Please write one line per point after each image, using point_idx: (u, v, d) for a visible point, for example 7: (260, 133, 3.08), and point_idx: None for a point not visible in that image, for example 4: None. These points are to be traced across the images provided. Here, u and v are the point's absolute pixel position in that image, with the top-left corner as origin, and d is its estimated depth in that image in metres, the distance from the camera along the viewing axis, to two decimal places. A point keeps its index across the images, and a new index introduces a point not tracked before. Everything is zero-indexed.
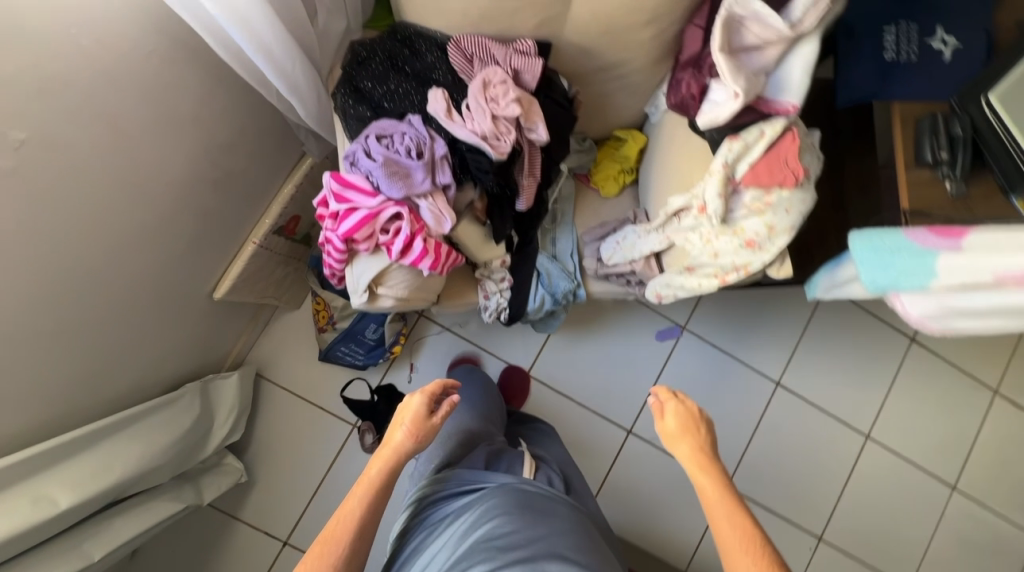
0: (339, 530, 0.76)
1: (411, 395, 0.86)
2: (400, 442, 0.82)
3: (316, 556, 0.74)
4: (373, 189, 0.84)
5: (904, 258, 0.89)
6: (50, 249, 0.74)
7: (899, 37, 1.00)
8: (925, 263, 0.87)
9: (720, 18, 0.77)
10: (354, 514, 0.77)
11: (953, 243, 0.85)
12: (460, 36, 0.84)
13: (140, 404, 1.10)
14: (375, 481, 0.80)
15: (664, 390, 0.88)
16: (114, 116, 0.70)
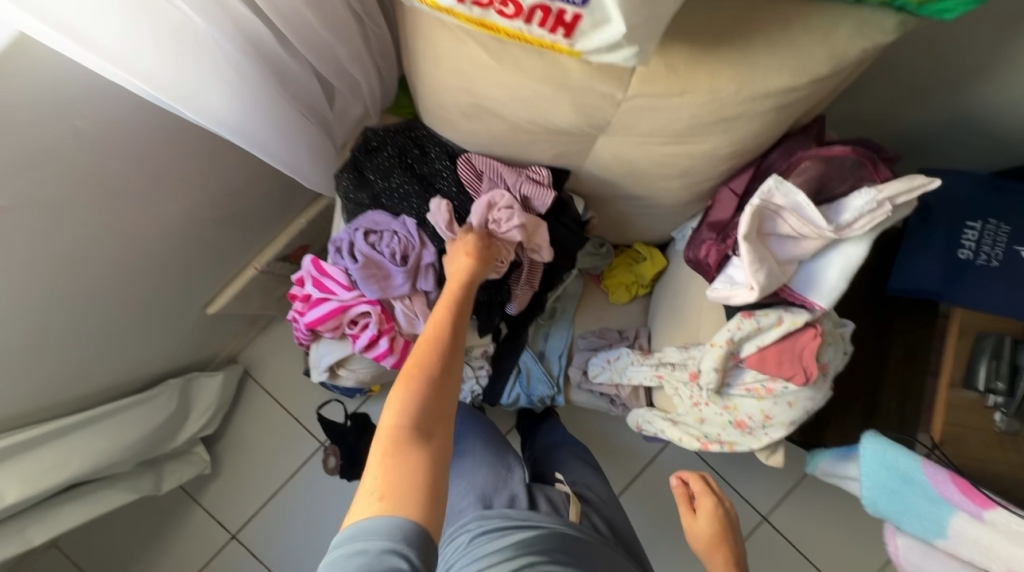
0: (429, 344, 0.65)
1: (464, 229, 0.78)
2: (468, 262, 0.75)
3: (410, 381, 0.61)
4: (348, 283, 0.82)
5: (914, 495, 0.76)
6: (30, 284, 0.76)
7: (983, 235, 0.85)
8: (934, 513, 0.75)
9: (751, 205, 0.68)
10: (445, 325, 0.67)
11: (975, 509, 0.72)
12: (474, 152, 0.78)
13: (114, 403, 1.16)
14: (452, 294, 0.72)
15: (696, 477, 0.78)
16: (106, 178, 0.71)
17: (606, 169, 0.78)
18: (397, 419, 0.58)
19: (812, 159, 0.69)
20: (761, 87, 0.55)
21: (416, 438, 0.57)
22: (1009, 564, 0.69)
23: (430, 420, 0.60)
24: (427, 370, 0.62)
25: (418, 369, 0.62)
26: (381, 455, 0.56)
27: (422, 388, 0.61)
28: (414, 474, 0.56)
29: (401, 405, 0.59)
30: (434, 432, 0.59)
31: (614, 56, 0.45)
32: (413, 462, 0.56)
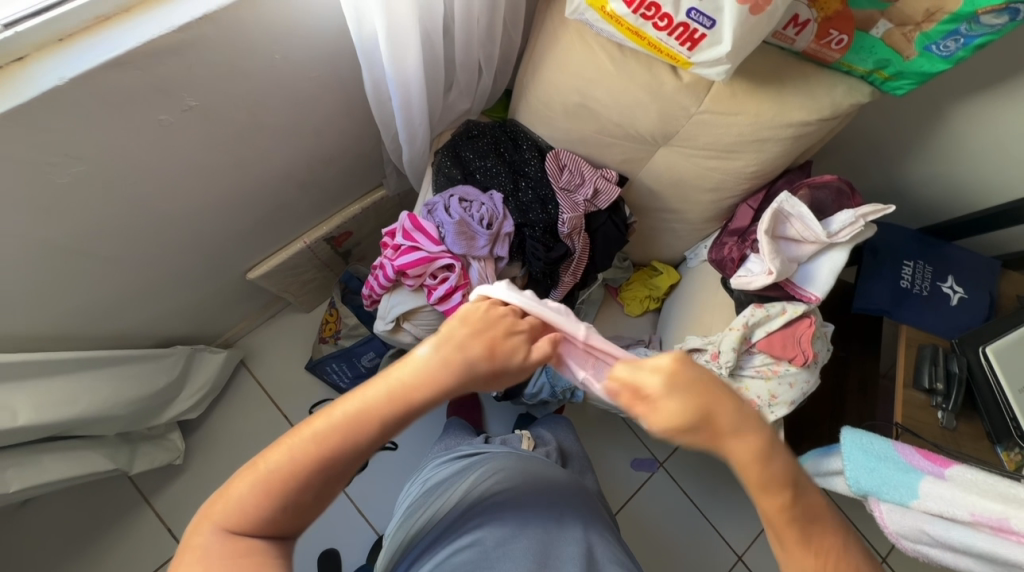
0: (316, 445, 0.52)
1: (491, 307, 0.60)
2: (464, 363, 0.55)
3: (304, 441, 0.52)
4: (438, 238, 0.94)
5: (890, 468, 0.91)
6: (150, 193, 0.83)
7: (915, 272, 1.14)
8: (910, 481, 0.89)
9: (771, 209, 0.91)
10: (378, 397, 0.53)
11: (937, 470, 0.88)
12: (561, 149, 0.98)
13: (128, 350, 1.13)
14: (389, 391, 0.54)
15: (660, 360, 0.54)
16: (261, 113, 0.84)
17: (656, 179, 1.00)
18: (237, 520, 0.51)
19: (807, 186, 0.96)
20: (789, 117, 0.81)
21: (253, 553, 0.51)
22: (973, 509, 0.82)
23: (289, 515, 0.53)
24: (302, 472, 0.51)
25: (287, 470, 0.51)
26: (201, 558, 0.50)
27: (286, 483, 0.51)
28: (263, 523, 0.51)
29: (244, 510, 0.51)
30: (285, 532, 0.53)
31: (712, 69, 0.70)
32: (265, 517, 0.51)
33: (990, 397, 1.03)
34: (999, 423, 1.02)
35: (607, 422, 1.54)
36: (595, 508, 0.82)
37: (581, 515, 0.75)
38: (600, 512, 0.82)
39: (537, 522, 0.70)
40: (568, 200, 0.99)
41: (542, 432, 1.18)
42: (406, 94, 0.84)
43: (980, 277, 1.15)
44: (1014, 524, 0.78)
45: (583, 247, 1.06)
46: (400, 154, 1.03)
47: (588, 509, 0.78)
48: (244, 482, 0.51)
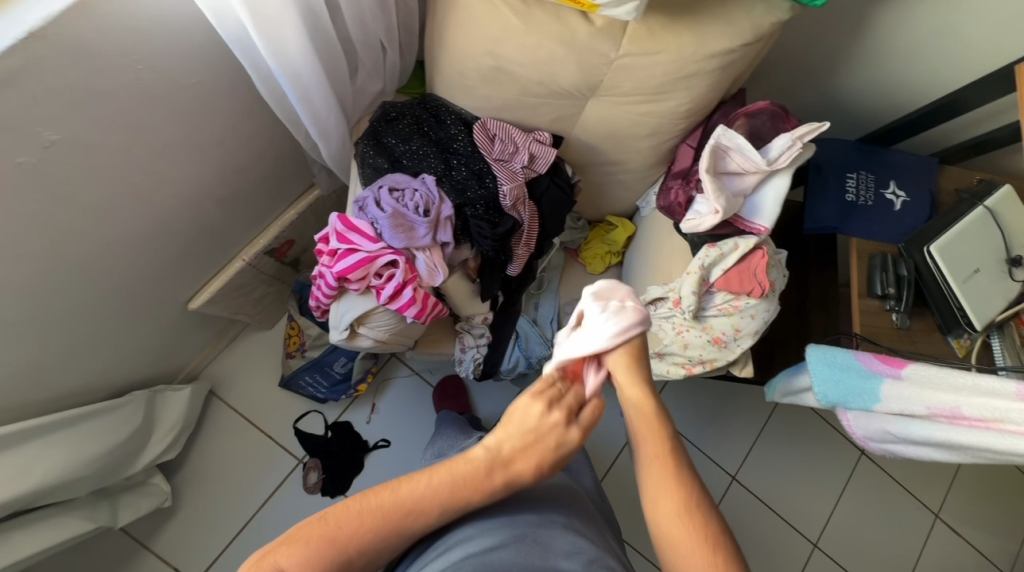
0: (380, 519, 0.58)
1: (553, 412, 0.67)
2: (511, 459, 0.64)
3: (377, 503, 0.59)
4: (375, 235, 0.88)
5: (853, 378, 0.93)
6: (42, 245, 0.75)
7: (859, 183, 1.15)
8: (872, 388, 0.93)
9: (709, 146, 0.89)
10: (456, 480, 0.62)
11: (895, 372, 0.90)
12: (487, 118, 0.92)
13: (73, 409, 1.05)
14: (452, 483, 0.61)
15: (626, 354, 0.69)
16: (144, 134, 0.75)
17: (590, 134, 0.96)
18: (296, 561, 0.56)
19: (744, 116, 0.93)
20: (712, 48, 0.77)
21: None
22: (929, 404, 0.85)
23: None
24: (365, 536, 0.57)
25: (351, 532, 0.57)
26: None
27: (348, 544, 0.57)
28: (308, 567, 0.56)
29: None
30: None
31: (619, 9, 0.65)
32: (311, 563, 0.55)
33: (937, 291, 1.08)
34: (949, 315, 1.08)
35: None
36: (590, 516, 0.78)
37: (579, 528, 0.71)
38: (596, 520, 0.79)
39: (527, 530, 0.67)
40: (505, 171, 0.94)
41: None
42: (303, 88, 0.77)
43: (920, 177, 1.17)
44: (966, 412, 0.81)
45: (531, 216, 1.02)
46: (317, 150, 0.95)
47: (582, 517, 0.75)
48: (313, 529, 0.57)
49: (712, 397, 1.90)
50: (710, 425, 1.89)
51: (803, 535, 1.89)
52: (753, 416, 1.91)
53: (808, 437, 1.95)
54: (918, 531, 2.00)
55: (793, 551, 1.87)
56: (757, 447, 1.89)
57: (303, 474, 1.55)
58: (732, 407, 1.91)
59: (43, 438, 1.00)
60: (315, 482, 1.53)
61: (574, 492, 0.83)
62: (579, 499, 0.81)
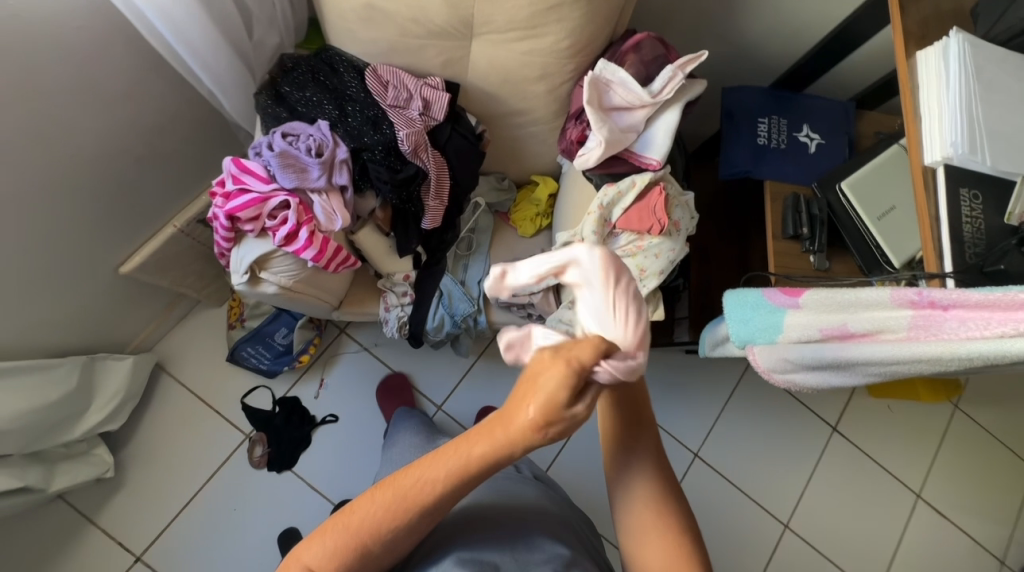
0: (394, 507, 0.58)
1: (554, 371, 0.48)
2: (519, 437, 0.52)
3: (394, 499, 0.58)
4: (269, 177, 0.92)
5: (761, 315, 0.85)
6: None
7: (771, 127, 1.16)
8: (774, 321, 0.85)
9: (590, 78, 0.92)
10: (467, 467, 0.56)
11: (793, 301, 0.83)
12: (378, 64, 0.96)
13: (9, 361, 1.13)
14: (460, 462, 0.56)
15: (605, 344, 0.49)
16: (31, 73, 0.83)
17: (482, 78, 0.99)
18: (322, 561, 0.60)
19: (631, 53, 0.94)
20: None
21: None
22: (822, 326, 0.80)
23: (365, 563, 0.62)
24: (381, 532, 0.59)
25: (369, 526, 0.59)
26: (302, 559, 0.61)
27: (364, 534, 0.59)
28: (335, 556, 0.60)
29: (324, 559, 0.60)
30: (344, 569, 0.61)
31: None
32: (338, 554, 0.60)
33: (852, 228, 1.06)
34: (868, 255, 1.04)
35: None
36: (568, 523, 0.83)
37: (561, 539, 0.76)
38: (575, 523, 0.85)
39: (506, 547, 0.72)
40: (401, 117, 0.97)
41: None
42: (178, 29, 0.81)
43: (836, 120, 1.17)
44: (854, 327, 0.78)
45: (435, 164, 1.03)
46: (220, 103, 1.00)
47: (559, 522, 0.80)
48: (339, 524, 0.61)
49: (673, 373, 1.83)
50: (674, 402, 1.82)
51: (774, 517, 1.78)
52: (718, 392, 1.84)
53: (778, 414, 1.86)
54: (902, 514, 1.87)
55: (762, 534, 1.76)
56: (719, 421, 1.82)
57: (249, 448, 1.53)
58: (695, 383, 1.84)
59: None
60: (260, 457, 1.52)
61: (550, 498, 0.87)
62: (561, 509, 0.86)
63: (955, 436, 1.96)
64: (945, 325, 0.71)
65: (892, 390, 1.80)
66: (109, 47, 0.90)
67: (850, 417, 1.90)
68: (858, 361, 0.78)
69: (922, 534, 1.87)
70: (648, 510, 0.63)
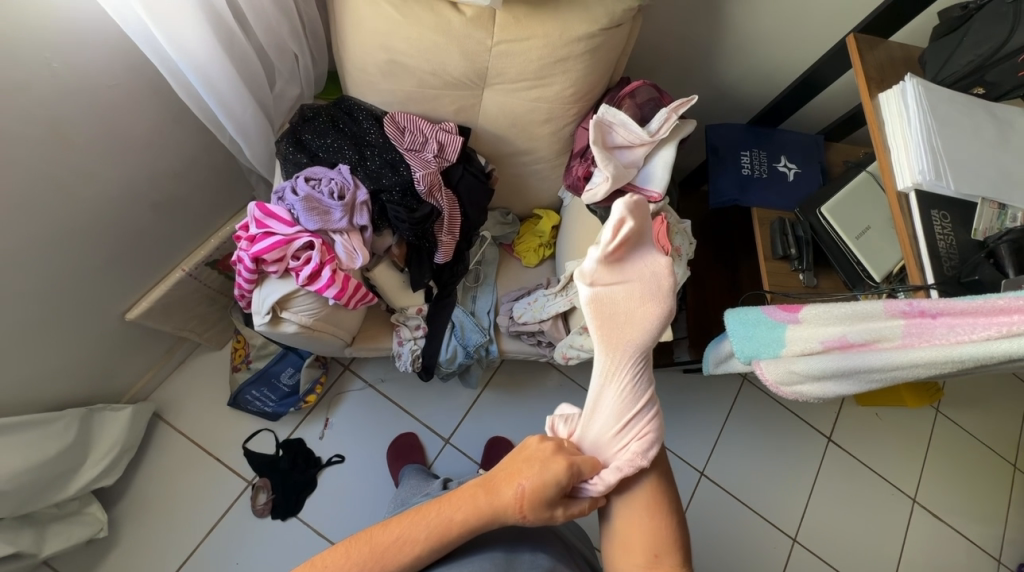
0: (374, 557, 0.65)
1: (552, 466, 0.70)
2: (501, 511, 0.69)
3: (372, 555, 0.65)
4: (292, 220, 0.95)
5: (762, 329, 0.93)
6: None
7: (753, 159, 1.27)
8: (777, 336, 0.92)
9: (594, 120, 1.01)
10: (447, 530, 0.67)
11: (793, 316, 0.91)
12: (395, 112, 1.03)
13: (5, 418, 1.08)
14: (443, 525, 0.67)
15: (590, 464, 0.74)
16: (63, 125, 0.86)
17: (492, 122, 1.07)
18: None
19: (627, 98, 1.05)
20: (573, 32, 0.93)
21: None
22: (823, 338, 0.87)
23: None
24: None
25: None
26: None
27: None
28: None
29: None
30: None
31: None
32: None
33: (834, 247, 1.15)
34: (850, 271, 1.12)
35: (531, 367, 1.70)
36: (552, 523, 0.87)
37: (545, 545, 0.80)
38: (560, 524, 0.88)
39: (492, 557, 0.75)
40: (417, 159, 1.03)
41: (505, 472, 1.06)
42: (211, 84, 0.87)
43: (809, 151, 1.29)
44: (852, 338, 0.84)
45: (449, 202, 1.08)
46: (241, 150, 1.05)
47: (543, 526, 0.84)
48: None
49: (673, 393, 1.88)
50: (676, 422, 1.85)
51: (783, 532, 1.79)
52: (717, 409, 1.89)
53: (776, 428, 1.91)
54: (902, 520, 1.91)
55: (773, 550, 1.76)
56: (720, 437, 1.86)
57: (251, 497, 1.47)
58: (695, 402, 1.88)
59: None
60: (264, 505, 1.45)
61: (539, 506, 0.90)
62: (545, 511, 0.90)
63: (940, 439, 2.05)
64: (936, 332, 0.78)
65: (880, 398, 1.89)
66: (138, 101, 0.95)
67: (842, 426, 1.98)
68: (858, 369, 0.84)
69: (923, 539, 1.91)
70: (636, 510, 0.75)
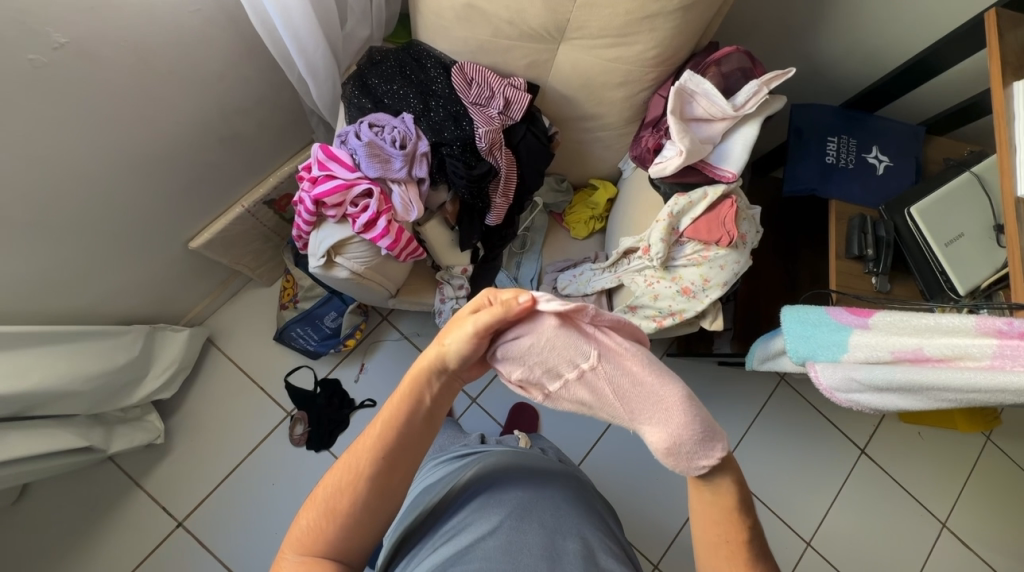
0: (346, 474, 0.59)
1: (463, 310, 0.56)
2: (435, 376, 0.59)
3: (348, 464, 0.59)
4: (353, 165, 0.95)
5: (824, 332, 0.88)
6: (61, 145, 0.87)
7: (840, 147, 1.17)
8: (839, 339, 0.86)
9: (675, 88, 0.95)
10: (398, 412, 0.59)
11: (863, 321, 0.85)
12: (464, 62, 0.99)
13: (84, 326, 1.17)
14: (393, 414, 0.59)
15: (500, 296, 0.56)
16: (145, 50, 0.88)
17: (563, 81, 1.02)
18: (308, 546, 0.59)
19: (714, 65, 0.97)
20: None
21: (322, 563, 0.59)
22: (894, 348, 0.81)
23: (349, 538, 0.60)
24: (342, 496, 0.59)
25: (331, 495, 0.59)
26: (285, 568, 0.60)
27: (331, 509, 0.59)
28: (311, 530, 0.60)
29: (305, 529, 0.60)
30: (345, 552, 0.61)
31: None
32: (310, 528, 0.60)
33: (918, 252, 1.05)
34: (931, 280, 1.03)
35: None
36: (588, 501, 0.79)
37: (583, 526, 0.72)
38: (594, 501, 0.83)
39: (524, 522, 0.69)
40: (482, 114, 1.00)
41: (542, 441, 1.02)
42: (288, 18, 0.85)
43: (906, 144, 1.17)
44: (929, 351, 0.78)
45: (508, 162, 1.04)
46: (308, 90, 1.04)
47: (582, 502, 0.78)
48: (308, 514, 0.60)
49: (704, 383, 1.84)
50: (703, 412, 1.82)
51: (798, 534, 1.77)
52: (748, 405, 1.84)
53: (807, 432, 1.85)
54: (927, 542, 1.85)
55: (784, 550, 1.75)
56: (747, 434, 1.82)
57: (289, 426, 1.56)
58: (726, 395, 1.84)
59: (57, 344, 1.12)
60: (300, 435, 1.54)
61: (575, 479, 0.84)
62: (579, 486, 0.82)
63: (984, 467, 1.94)
64: None
65: (927, 417, 1.79)
66: (214, 30, 0.95)
67: (879, 439, 1.90)
68: (931, 385, 0.78)
69: (946, 564, 1.85)
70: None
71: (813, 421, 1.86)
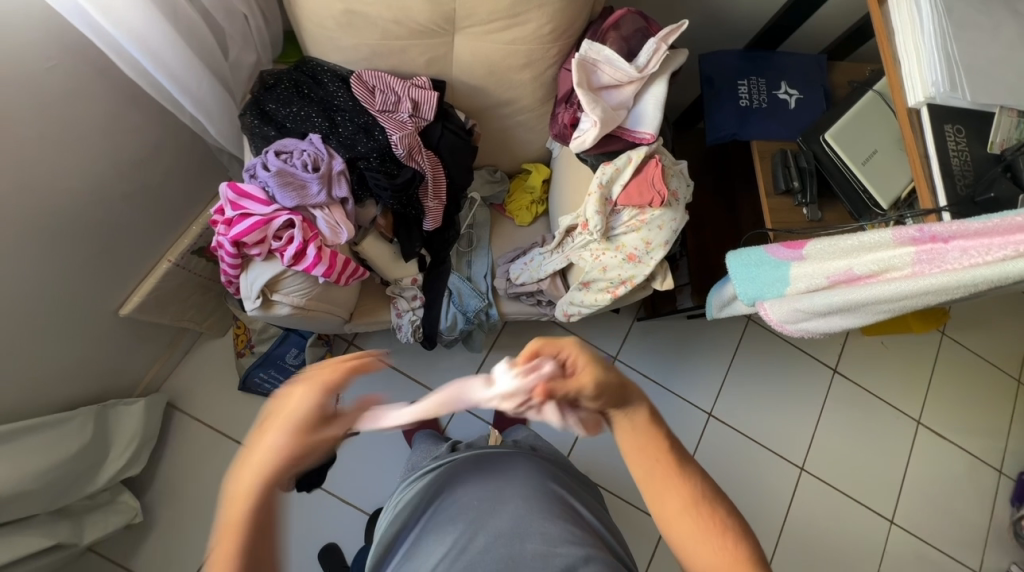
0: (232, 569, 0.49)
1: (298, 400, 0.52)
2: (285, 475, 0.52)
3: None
4: (268, 199, 0.91)
5: (765, 270, 0.90)
6: None
7: (751, 88, 1.19)
8: (780, 275, 0.89)
9: (577, 59, 0.95)
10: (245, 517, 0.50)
11: (796, 253, 0.87)
12: (362, 71, 0.96)
13: (26, 420, 1.10)
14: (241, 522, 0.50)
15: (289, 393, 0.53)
16: (6, 119, 0.81)
17: (466, 71, 1.00)
18: None
19: (612, 31, 0.98)
20: None
21: None
22: (828, 273, 0.84)
23: None
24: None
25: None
26: None
27: None
28: None
29: None
30: None
31: None
32: None
33: (840, 176, 1.08)
34: (856, 200, 1.06)
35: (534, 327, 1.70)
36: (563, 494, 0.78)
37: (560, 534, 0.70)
38: (571, 489, 0.80)
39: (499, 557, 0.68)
40: (392, 121, 0.97)
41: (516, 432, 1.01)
42: (162, 61, 0.80)
43: (811, 74, 1.21)
44: (859, 270, 0.81)
45: (431, 164, 1.02)
46: (206, 129, 0.98)
47: (551, 496, 0.76)
48: None
49: (678, 340, 1.88)
50: (683, 369, 1.85)
51: (790, 462, 1.85)
52: (722, 352, 1.90)
53: (782, 364, 1.93)
54: (906, 441, 1.96)
55: (780, 479, 1.83)
56: (727, 379, 1.88)
57: None
58: (700, 346, 1.89)
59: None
60: None
61: (546, 468, 0.81)
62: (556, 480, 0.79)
63: (944, 362, 2.07)
64: (948, 256, 0.74)
65: (886, 327, 1.89)
66: (82, 83, 0.88)
67: (848, 357, 1.99)
68: (863, 302, 0.81)
69: (926, 459, 1.97)
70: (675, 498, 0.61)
71: (783, 353, 1.94)
